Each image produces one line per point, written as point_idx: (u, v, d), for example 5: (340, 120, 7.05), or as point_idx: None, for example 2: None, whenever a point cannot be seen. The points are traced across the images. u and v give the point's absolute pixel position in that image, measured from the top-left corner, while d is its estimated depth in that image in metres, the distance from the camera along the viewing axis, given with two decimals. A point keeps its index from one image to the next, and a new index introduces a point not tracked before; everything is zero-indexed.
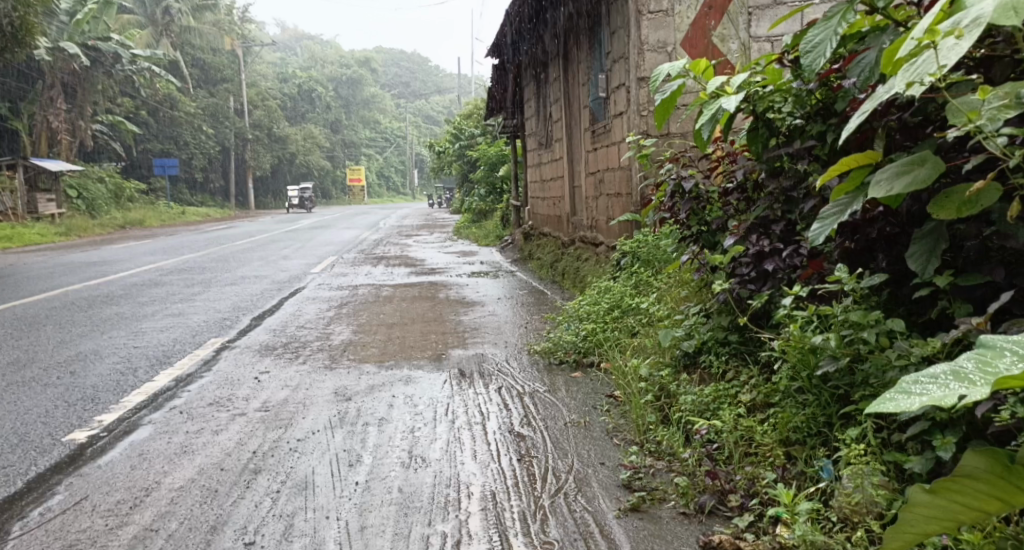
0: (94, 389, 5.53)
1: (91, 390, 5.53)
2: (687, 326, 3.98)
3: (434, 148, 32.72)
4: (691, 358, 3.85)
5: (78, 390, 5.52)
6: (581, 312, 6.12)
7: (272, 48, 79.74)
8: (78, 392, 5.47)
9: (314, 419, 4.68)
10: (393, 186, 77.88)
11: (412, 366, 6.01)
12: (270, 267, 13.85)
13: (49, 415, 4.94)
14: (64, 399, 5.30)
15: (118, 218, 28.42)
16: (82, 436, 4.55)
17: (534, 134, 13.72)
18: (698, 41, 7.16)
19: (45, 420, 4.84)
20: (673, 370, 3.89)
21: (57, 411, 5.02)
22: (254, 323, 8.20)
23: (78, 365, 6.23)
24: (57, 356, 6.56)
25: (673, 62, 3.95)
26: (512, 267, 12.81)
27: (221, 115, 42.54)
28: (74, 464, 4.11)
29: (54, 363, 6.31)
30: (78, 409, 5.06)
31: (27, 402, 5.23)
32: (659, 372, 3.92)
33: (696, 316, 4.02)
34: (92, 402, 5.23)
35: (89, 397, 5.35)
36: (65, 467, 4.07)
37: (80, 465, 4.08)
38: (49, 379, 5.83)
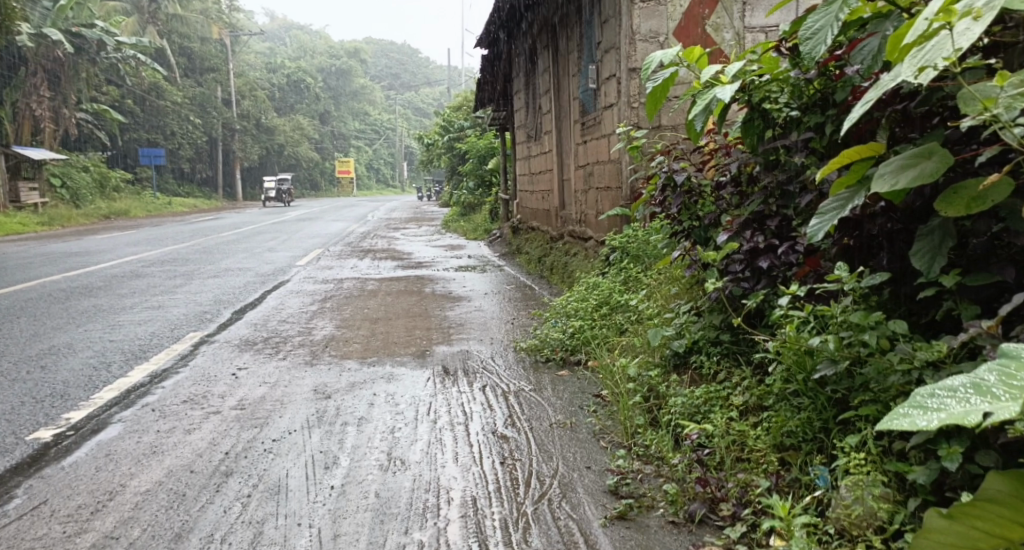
0: (65, 385, 5.34)
1: (61, 386, 5.33)
2: (677, 324, 3.83)
3: (423, 140, 32.48)
4: (682, 358, 3.71)
5: (47, 386, 5.33)
6: (568, 308, 5.98)
7: (261, 39, 79.20)
8: (47, 388, 5.28)
9: (291, 417, 4.51)
10: (382, 178, 77.43)
11: (395, 363, 5.85)
12: (255, 260, 13.61)
13: (15, 412, 4.75)
14: (32, 395, 5.11)
15: (102, 208, 28.05)
16: (47, 434, 4.36)
17: (522, 126, 13.58)
18: (691, 31, 7.02)
19: (10, 418, 4.65)
20: (663, 370, 3.74)
21: (23, 408, 4.83)
22: (235, 317, 8.02)
23: (50, 359, 6.03)
24: (29, 350, 6.35)
25: (665, 50, 3.79)
26: (499, 261, 12.67)
27: (209, 104, 42.14)
28: (35, 465, 3.92)
29: (26, 357, 6.11)
30: (45, 407, 4.86)
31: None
32: (648, 372, 3.77)
33: (686, 314, 3.87)
34: (61, 398, 5.04)
35: (59, 393, 5.15)
36: (26, 469, 3.88)
37: (42, 466, 3.90)
38: (18, 374, 5.62)
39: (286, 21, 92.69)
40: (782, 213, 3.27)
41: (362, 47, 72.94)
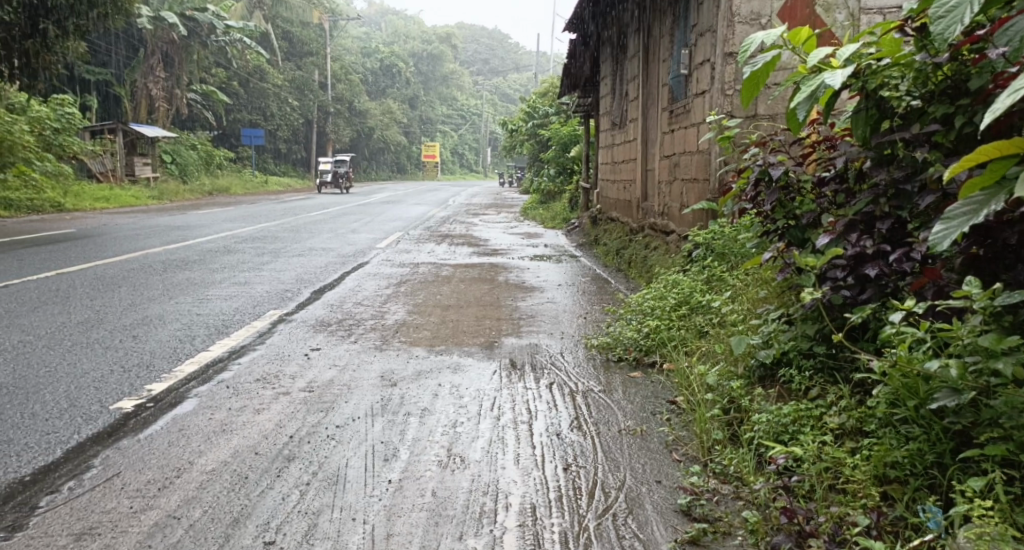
0: (151, 356, 5.27)
1: (147, 356, 5.26)
2: (765, 332, 3.48)
3: (507, 127, 32.34)
4: (768, 370, 3.37)
5: (135, 355, 5.26)
6: (645, 306, 5.67)
7: (359, 23, 80.70)
8: (135, 357, 5.22)
9: (355, 404, 4.37)
10: (465, 163, 77.83)
11: (463, 352, 5.67)
12: (339, 240, 13.69)
13: (103, 380, 4.68)
14: (120, 363, 5.04)
15: (206, 185, 28.97)
16: (129, 405, 4.25)
17: (607, 113, 13.22)
18: (799, 11, 6.61)
19: (98, 386, 4.57)
20: (745, 381, 3.42)
21: (111, 376, 4.75)
22: (314, 296, 8.01)
23: (142, 329, 6.04)
24: (124, 319, 6.39)
25: (768, 31, 3.47)
26: (577, 252, 12.40)
27: (306, 87, 43.06)
28: (114, 435, 3.81)
29: (121, 326, 6.12)
30: (131, 376, 4.78)
31: (86, 365, 4.99)
32: (730, 383, 3.45)
33: (775, 321, 3.52)
34: (146, 369, 4.96)
35: (145, 364, 5.07)
36: (105, 438, 3.78)
37: (120, 437, 3.79)
38: (111, 341, 5.62)
39: (381, 8, 94.06)
40: (895, 215, 2.93)
41: (454, 33, 73.35)
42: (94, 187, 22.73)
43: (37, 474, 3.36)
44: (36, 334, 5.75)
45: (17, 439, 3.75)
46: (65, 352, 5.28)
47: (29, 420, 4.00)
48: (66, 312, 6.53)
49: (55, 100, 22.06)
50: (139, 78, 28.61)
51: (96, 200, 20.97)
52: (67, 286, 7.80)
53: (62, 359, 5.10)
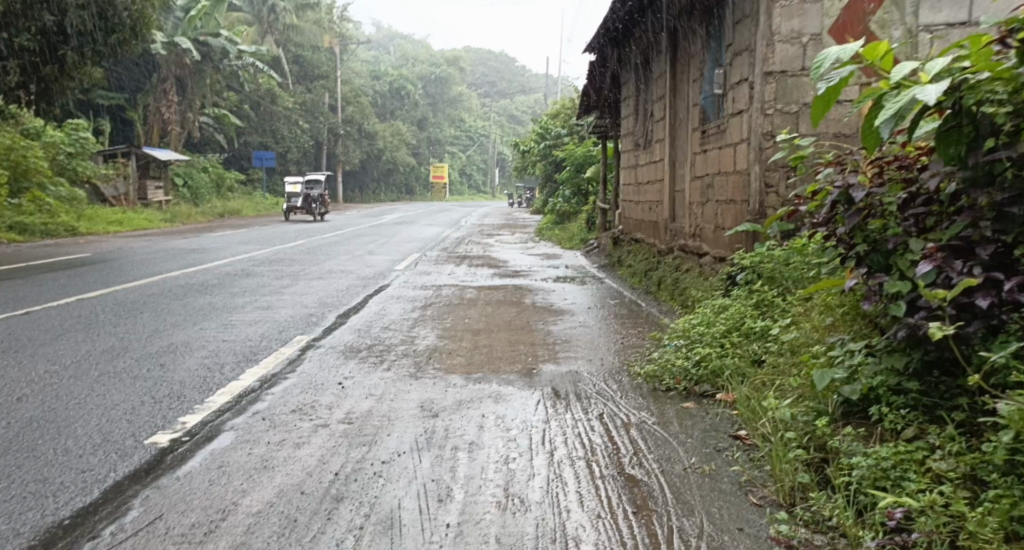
0: (181, 386, 5.08)
1: (178, 386, 5.07)
2: (848, 365, 3.28)
3: (518, 149, 32.17)
4: (853, 407, 3.18)
5: (165, 385, 5.07)
6: (690, 332, 5.45)
7: (366, 47, 81.42)
8: (165, 388, 5.03)
9: (398, 437, 4.16)
10: (473, 183, 77.74)
11: (502, 381, 5.45)
12: (358, 263, 13.53)
13: (135, 412, 4.49)
14: (150, 394, 4.85)
15: (218, 208, 28.95)
16: (165, 439, 4.06)
17: (630, 134, 13.06)
18: (852, 27, 6.43)
19: (130, 418, 4.38)
20: (827, 418, 3.21)
21: (142, 408, 4.56)
22: (339, 321, 7.82)
23: (169, 357, 5.86)
24: (150, 347, 6.21)
25: (843, 46, 3.27)
26: (600, 273, 12.18)
27: (317, 110, 43.11)
28: (152, 473, 3.62)
29: (147, 354, 5.94)
30: (163, 408, 4.59)
31: (115, 396, 4.80)
32: (809, 421, 3.24)
33: (855, 352, 3.33)
34: (178, 399, 4.77)
35: (176, 394, 4.88)
36: (143, 477, 3.58)
37: (158, 475, 3.59)
38: (138, 371, 5.43)
39: (390, 31, 94.80)
40: (999, 240, 2.82)
41: (462, 55, 73.46)
42: (108, 211, 22.71)
43: (77, 518, 3.16)
44: (62, 363, 5.57)
45: (52, 477, 3.57)
46: (94, 382, 5.10)
47: (62, 457, 3.82)
48: (90, 340, 6.36)
49: (69, 125, 22.05)
50: (152, 103, 28.68)
51: (110, 224, 20.94)
52: (89, 312, 7.64)
53: (91, 390, 4.91)
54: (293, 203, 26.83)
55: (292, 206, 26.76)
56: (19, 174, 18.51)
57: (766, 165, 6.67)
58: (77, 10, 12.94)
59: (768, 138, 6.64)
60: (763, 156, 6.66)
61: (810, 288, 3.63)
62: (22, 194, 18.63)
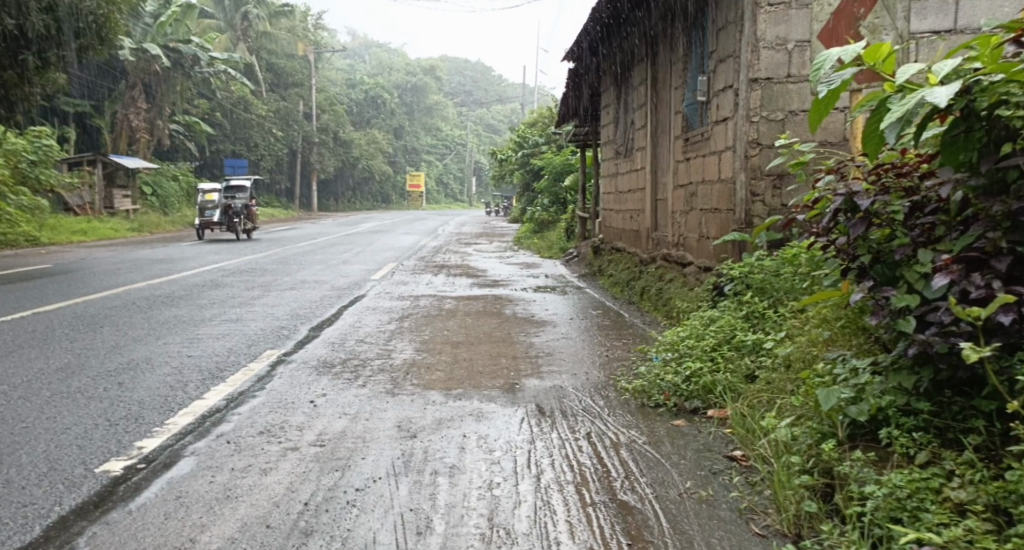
0: (139, 407, 4.79)
1: (136, 407, 4.78)
2: (855, 385, 3.12)
3: (495, 157, 31.90)
4: (861, 429, 3.03)
5: (122, 406, 4.78)
6: (679, 345, 5.26)
7: (343, 56, 81.14)
8: (122, 409, 4.73)
9: (373, 461, 3.92)
10: (450, 192, 77.21)
11: (483, 398, 5.22)
12: (331, 272, 13.23)
13: (87, 437, 4.21)
14: (106, 417, 4.56)
15: (189, 218, 28.47)
16: (118, 467, 3.78)
17: (611, 142, 12.90)
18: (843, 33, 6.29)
19: (81, 444, 4.10)
20: (833, 439, 3.05)
21: (95, 433, 4.28)
22: (313, 334, 7.55)
23: (129, 375, 5.55)
24: (108, 364, 5.90)
25: (845, 47, 3.09)
26: (580, 283, 11.99)
27: (292, 118, 42.62)
28: (101, 507, 3.35)
29: (105, 372, 5.64)
30: (119, 431, 4.31)
31: (67, 419, 4.51)
32: (813, 444, 3.07)
33: (861, 369, 3.17)
34: (135, 422, 4.49)
35: (133, 416, 4.60)
36: (92, 511, 3.32)
37: (109, 509, 3.33)
38: (94, 391, 5.13)
39: (366, 40, 94.53)
40: (1015, 251, 2.70)
41: (438, 63, 72.90)
42: (74, 220, 22.18)
43: None
44: (13, 383, 5.26)
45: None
46: (45, 404, 4.80)
47: (5, 489, 3.54)
48: (45, 357, 6.04)
49: (34, 133, 21.45)
50: (119, 110, 28.08)
51: (75, 234, 20.44)
52: (46, 327, 7.29)
53: (41, 413, 4.61)
54: (210, 216, 20.64)
55: (208, 220, 20.58)
56: None
57: (752, 173, 6.53)
58: (40, 13, 12.47)
59: (754, 146, 6.50)
60: (749, 163, 6.52)
61: (807, 300, 3.49)
62: None
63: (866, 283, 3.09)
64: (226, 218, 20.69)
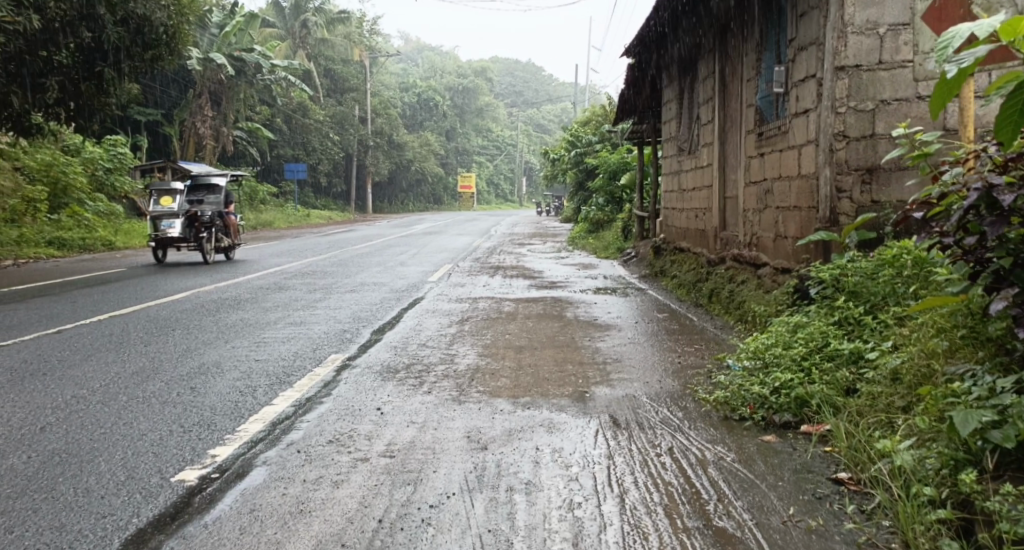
0: (212, 413, 4.63)
1: (208, 413, 4.63)
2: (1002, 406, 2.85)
3: (548, 157, 31.67)
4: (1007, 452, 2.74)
5: (195, 412, 4.63)
6: (763, 355, 4.90)
7: (396, 60, 81.84)
8: (195, 415, 4.58)
9: (446, 475, 3.67)
10: (501, 193, 77.00)
11: (554, 407, 4.94)
12: (390, 274, 13.11)
13: (162, 443, 4.06)
14: (180, 422, 4.42)
15: (251, 221, 28.75)
16: (193, 477, 3.61)
17: (673, 138, 12.54)
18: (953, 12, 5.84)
19: (157, 452, 3.95)
20: (972, 467, 2.78)
21: (170, 439, 4.13)
22: (375, 338, 7.37)
23: (200, 380, 5.42)
24: (180, 368, 5.80)
25: (977, 22, 2.70)
26: (641, 284, 11.62)
27: (347, 122, 43.00)
28: (178, 519, 3.18)
29: (177, 377, 5.52)
30: (192, 438, 4.15)
31: (143, 425, 4.38)
32: (950, 469, 2.82)
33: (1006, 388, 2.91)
34: (208, 428, 4.33)
35: (206, 422, 4.44)
36: (167, 523, 3.15)
37: (184, 522, 3.16)
38: (168, 396, 5.00)
39: (418, 44, 95.32)
40: None
41: (491, 65, 72.75)
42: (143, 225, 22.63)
43: None
44: (90, 388, 5.17)
45: (69, 524, 3.15)
46: (121, 409, 4.68)
47: (83, 498, 3.40)
48: (120, 361, 5.98)
49: (108, 141, 21.98)
50: (187, 118, 28.59)
51: None
52: (120, 331, 7.27)
53: (117, 418, 4.49)
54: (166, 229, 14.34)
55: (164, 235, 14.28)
56: (59, 190, 18.63)
57: (838, 167, 6.13)
58: (115, 26, 12.61)
59: (840, 138, 6.11)
60: (834, 158, 6.13)
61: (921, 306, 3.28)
62: (61, 210, 18.77)
63: (1009, 291, 2.81)
64: (190, 232, 14.41)
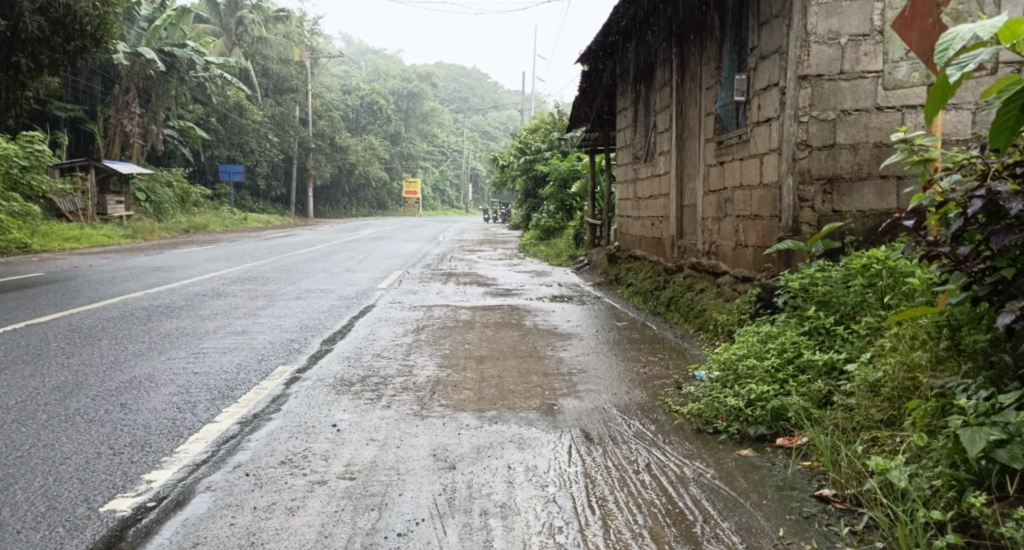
0: (146, 432, 4.32)
1: (141, 432, 4.32)
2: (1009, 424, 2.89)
3: (497, 162, 31.47)
4: (1015, 471, 2.82)
5: (126, 432, 4.32)
6: (734, 366, 4.79)
7: (338, 62, 80.90)
8: (126, 435, 4.27)
9: (413, 498, 3.45)
10: (446, 199, 76.51)
11: (522, 421, 4.74)
12: (336, 281, 12.73)
13: (89, 468, 3.75)
14: (109, 444, 4.11)
15: (183, 222, 27.77)
16: (126, 506, 3.33)
17: (628, 146, 12.52)
18: (921, 22, 5.84)
19: (83, 477, 3.64)
20: (979, 489, 2.84)
21: (97, 463, 3.82)
22: (326, 348, 7.07)
23: (131, 396, 5.08)
24: (109, 382, 5.44)
25: (977, 24, 2.81)
26: (596, 292, 11.51)
27: (287, 123, 42.03)
28: None
29: (105, 393, 5.17)
30: (124, 462, 3.85)
31: (66, 447, 4.05)
32: (958, 494, 2.86)
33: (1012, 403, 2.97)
34: (142, 450, 4.03)
35: (139, 443, 4.14)
36: None
37: None
38: (95, 414, 4.66)
39: (361, 47, 94.35)
40: None
41: (435, 70, 72.37)
42: (65, 227, 21.64)
43: None
44: (5, 405, 4.79)
45: None
46: (41, 429, 4.34)
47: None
48: (40, 376, 5.56)
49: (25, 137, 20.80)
50: (113, 115, 27.46)
51: (66, 240, 19.95)
52: (40, 341, 6.82)
53: (36, 440, 4.16)
54: None
55: None
56: None
57: (800, 177, 6.10)
58: (33, 14, 12.01)
59: (802, 148, 6.08)
60: (796, 167, 6.10)
61: (900, 316, 3.55)
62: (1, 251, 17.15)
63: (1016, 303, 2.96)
64: None
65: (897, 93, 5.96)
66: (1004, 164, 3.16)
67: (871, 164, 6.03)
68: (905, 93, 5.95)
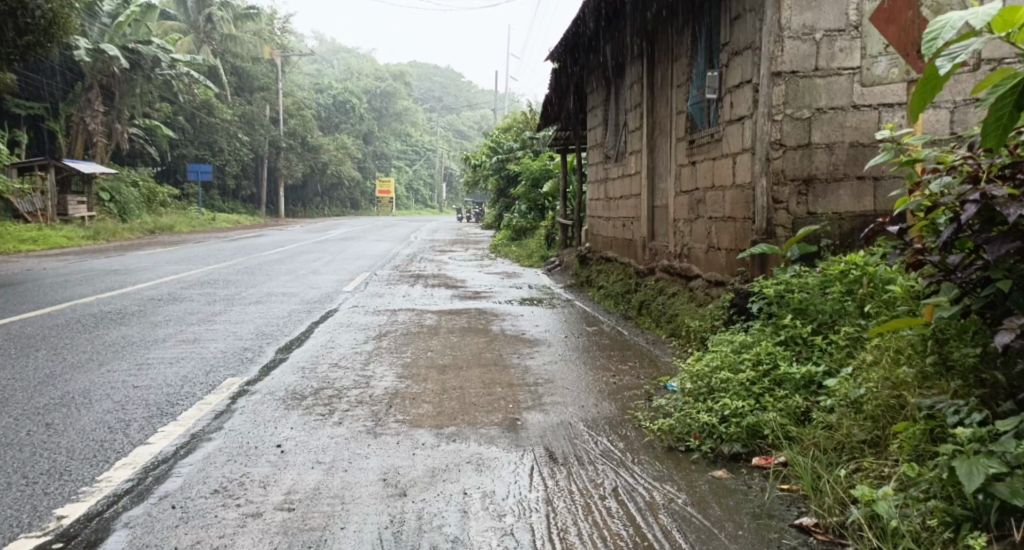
0: (67, 457, 3.96)
1: (62, 458, 3.97)
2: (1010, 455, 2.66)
3: (470, 162, 31.06)
4: (1015, 509, 2.60)
5: (44, 457, 3.96)
6: (708, 377, 4.52)
7: (310, 59, 79.88)
8: (45, 461, 3.92)
9: (355, 533, 3.14)
10: (420, 198, 75.93)
11: (483, 439, 4.43)
12: (300, 284, 12.32)
13: None
14: (23, 472, 3.76)
15: (149, 223, 27.08)
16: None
17: (599, 145, 12.25)
18: None
19: None
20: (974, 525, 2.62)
21: (4, 496, 3.48)
22: (281, 358, 6.71)
23: (60, 414, 4.71)
24: (38, 399, 5.05)
25: (968, 11, 2.58)
26: (567, 294, 11.24)
27: (256, 122, 40.89)
28: None
29: (31, 411, 4.79)
30: (35, 494, 3.51)
31: None
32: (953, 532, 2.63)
33: (1011, 430, 2.74)
34: (59, 479, 3.69)
35: (57, 471, 3.79)
36: None
37: None
38: (15, 436, 4.29)
39: (334, 46, 93.26)
40: None
41: (408, 68, 71.65)
42: (21, 228, 20.90)
43: None
44: None
45: None
46: None
47: None
48: None
49: None
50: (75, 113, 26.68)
51: (21, 242, 19.25)
52: None
53: None
54: None
55: None
56: None
57: (775, 178, 5.86)
58: None
59: (777, 147, 5.85)
60: (770, 167, 5.86)
61: (882, 328, 3.30)
62: None
63: (1014, 320, 2.73)
64: None
65: (874, 91, 5.75)
66: (994, 165, 2.97)
67: (849, 164, 5.80)
68: (882, 90, 5.74)
